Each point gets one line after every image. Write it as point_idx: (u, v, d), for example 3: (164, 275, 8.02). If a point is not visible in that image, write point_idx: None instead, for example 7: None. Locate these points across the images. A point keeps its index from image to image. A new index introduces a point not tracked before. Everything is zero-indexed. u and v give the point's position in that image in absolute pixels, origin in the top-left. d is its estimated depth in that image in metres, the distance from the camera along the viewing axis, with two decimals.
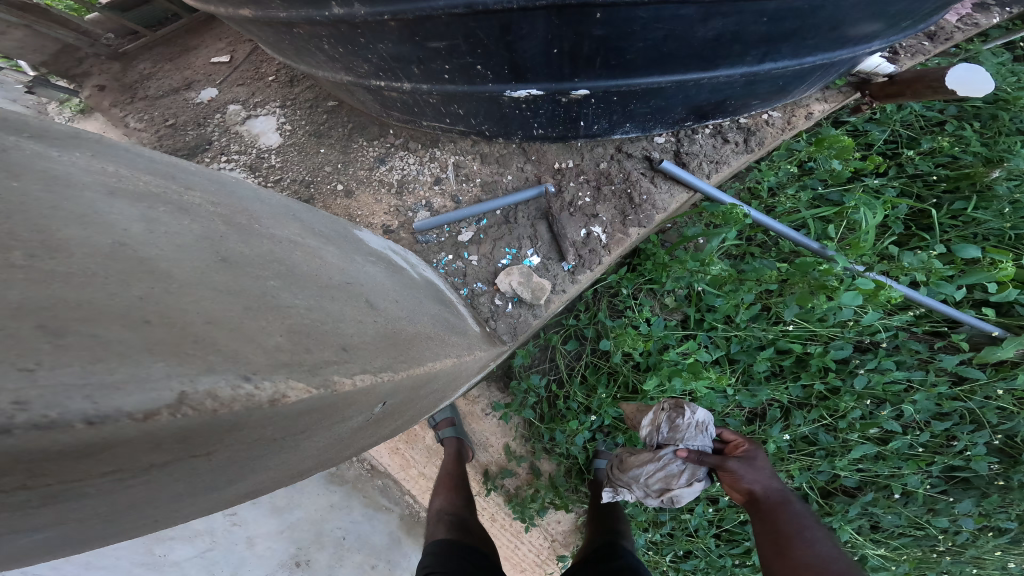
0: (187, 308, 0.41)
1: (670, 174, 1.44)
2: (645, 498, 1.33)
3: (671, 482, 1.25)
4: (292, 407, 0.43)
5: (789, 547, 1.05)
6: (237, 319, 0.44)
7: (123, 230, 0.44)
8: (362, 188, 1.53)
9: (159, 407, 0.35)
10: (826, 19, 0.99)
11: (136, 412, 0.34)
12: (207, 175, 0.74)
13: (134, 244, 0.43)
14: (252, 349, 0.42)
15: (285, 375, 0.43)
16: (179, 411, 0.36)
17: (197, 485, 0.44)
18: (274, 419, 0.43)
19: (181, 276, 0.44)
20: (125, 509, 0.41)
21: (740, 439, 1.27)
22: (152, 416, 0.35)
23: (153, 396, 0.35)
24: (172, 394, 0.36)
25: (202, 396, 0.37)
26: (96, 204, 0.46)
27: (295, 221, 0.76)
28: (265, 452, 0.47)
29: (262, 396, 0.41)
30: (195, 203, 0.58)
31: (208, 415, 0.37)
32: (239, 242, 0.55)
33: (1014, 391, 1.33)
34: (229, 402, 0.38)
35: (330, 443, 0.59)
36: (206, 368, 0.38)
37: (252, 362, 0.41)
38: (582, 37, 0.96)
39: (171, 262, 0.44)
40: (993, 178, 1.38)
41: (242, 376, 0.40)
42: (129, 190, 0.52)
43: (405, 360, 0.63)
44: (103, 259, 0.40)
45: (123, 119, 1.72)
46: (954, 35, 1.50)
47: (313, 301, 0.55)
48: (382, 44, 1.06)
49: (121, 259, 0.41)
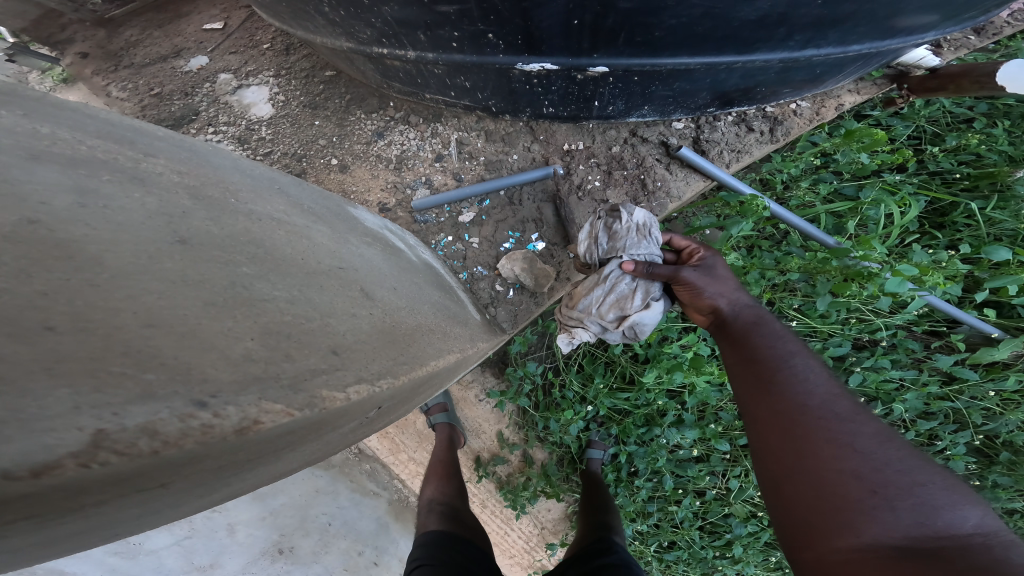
0: (119, 307, 0.36)
1: (688, 161, 1.37)
2: (605, 333, 1.02)
3: (624, 306, 0.98)
4: (267, 433, 0.37)
5: (766, 389, 0.77)
6: (193, 320, 0.38)
7: (42, 202, 0.38)
8: (358, 163, 1.44)
9: (60, 457, 0.29)
10: (886, 4, 0.91)
11: (19, 468, 0.28)
12: (175, 140, 0.66)
13: (50, 222, 0.37)
14: (211, 361, 0.37)
15: (256, 398, 0.37)
16: (93, 460, 0.30)
17: (156, 506, 0.38)
18: (242, 447, 0.37)
19: (115, 263, 0.38)
20: (68, 536, 0.35)
21: (696, 246, 0.99)
22: (51, 470, 0.29)
23: (50, 443, 0.29)
24: (85, 435, 0.30)
25: (132, 434, 0.31)
26: (10, 170, 0.39)
27: (279, 196, 0.68)
28: (236, 471, 0.40)
29: (224, 426, 0.35)
30: (156, 172, 0.51)
31: (146, 457, 0.32)
32: (206, 219, 0.48)
33: (1003, 392, 1.32)
34: (177, 439, 0.33)
35: (319, 448, 0.53)
36: (141, 395, 0.32)
37: (211, 381, 0.36)
38: (607, 9, 0.88)
39: (103, 245, 0.38)
40: (1017, 177, 1.32)
41: (195, 403, 0.34)
42: (63, 154, 0.45)
43: (406, 362, 0.57)
44: (1, 242, 0.34)
45: (105, 88, 1.61)
46: (1003, 31, 1.42)
47: (296, 292, 0.48)
48: (387, 7, 0.96)
49: (27, 242, 0.35)
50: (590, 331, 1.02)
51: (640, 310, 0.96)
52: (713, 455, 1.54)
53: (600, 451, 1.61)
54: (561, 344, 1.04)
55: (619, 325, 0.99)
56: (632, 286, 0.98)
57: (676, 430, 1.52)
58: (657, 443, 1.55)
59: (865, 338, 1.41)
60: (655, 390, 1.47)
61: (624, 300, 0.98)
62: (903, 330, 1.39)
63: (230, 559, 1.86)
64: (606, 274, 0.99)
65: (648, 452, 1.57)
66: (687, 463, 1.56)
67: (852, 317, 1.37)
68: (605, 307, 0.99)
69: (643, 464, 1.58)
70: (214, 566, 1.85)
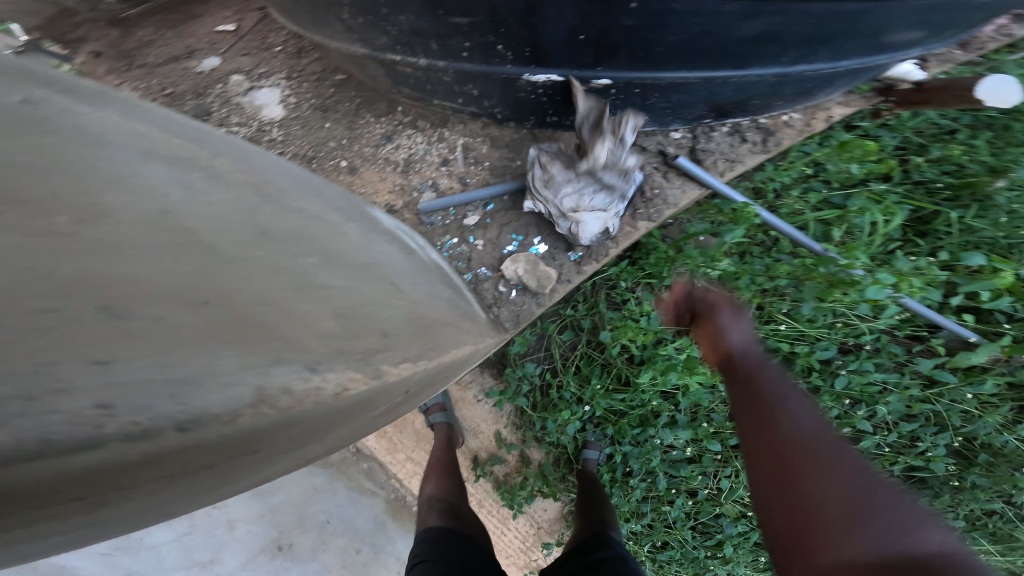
0: (241, 288, 0.44)
1: (684, 170, 1.43)
2: (592, 202, 1.33)
3: (619, 167, 1.29)
4: (352, 399, 0.46)
5: (765, 420, 0.72)
6: (289, 300, 0.46)
7: (166, 195, 0.46)
8: (367, 166, 1.49)
9: (241, 408, 0.40)
10: (873, 24, 0.98)
11: (220, 415, 0.39)
12: (231, 140, 0.70)
13: (177, 212, 0.45)
14: (311, 336, 0.45)
15: (345, 365, 0.45)
16: (260, 409, 0.41)
17: (234, 472, 0.45)
18: (332, 411, 0.45)
19: (225, 247, 0.45)
20: (166, 494, 0.42)
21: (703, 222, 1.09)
22: (235, 417, 0.40)
23: (234, 395, 0.40)
24: (251, 390, 0.41)
25: (277, 391, 0.41)
26: (132, 164, 0.47)
27: (317, 196, 0.73)
28: (304, 443, 0.48)
29: (328, 390, 0.44)
30: (226, 170, 0.56)
31: (285, 412, 0.42)
32: (273, 215, 0.53)
33: (979, 395, 1.40)
34: (302, 398, 0.43)
35: (355, 431, 0.58)
36: (275, 359, 0.42)
37: (313, 351, 0.44)
38: (612, 26, 0.94)
39: (217, 232, 0.46)
40: (995, 188, 1.39)
41: (308, 368, 0.43)
42: (160, 153, 0.51)
43: (435, 348, 0.62)
44: (151, 230, 0.43)
45: (118, 87, 1.65)
46: (986, 45, 1.50)
47: (348, 281, 0.53)
48: (403, 16, 1.02)
49: (169, 229, 0.44)
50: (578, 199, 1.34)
51: (626, 181, 1.32)
52: (705, 456, 1.59)
53: (596, 451, 1.65)
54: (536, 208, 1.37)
55: (616, 168, 1.29)
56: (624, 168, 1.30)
57: (669, 431, 1.57)
58: (651, 443, 1.60)
59: (850, 341, 1.46)
60: (650, 390, 1.52)
61: (614, 171, 1.30)
62: (886, 335, 1.45)
63: (230, 555, 1.89)
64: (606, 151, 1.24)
65: (642, 452, 1.61)
66: (680, 463, 1.61)
67: (837, 321, 1.43)
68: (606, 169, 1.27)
69: (638, 464, 1.63)
70: (213, 562, 1.87)
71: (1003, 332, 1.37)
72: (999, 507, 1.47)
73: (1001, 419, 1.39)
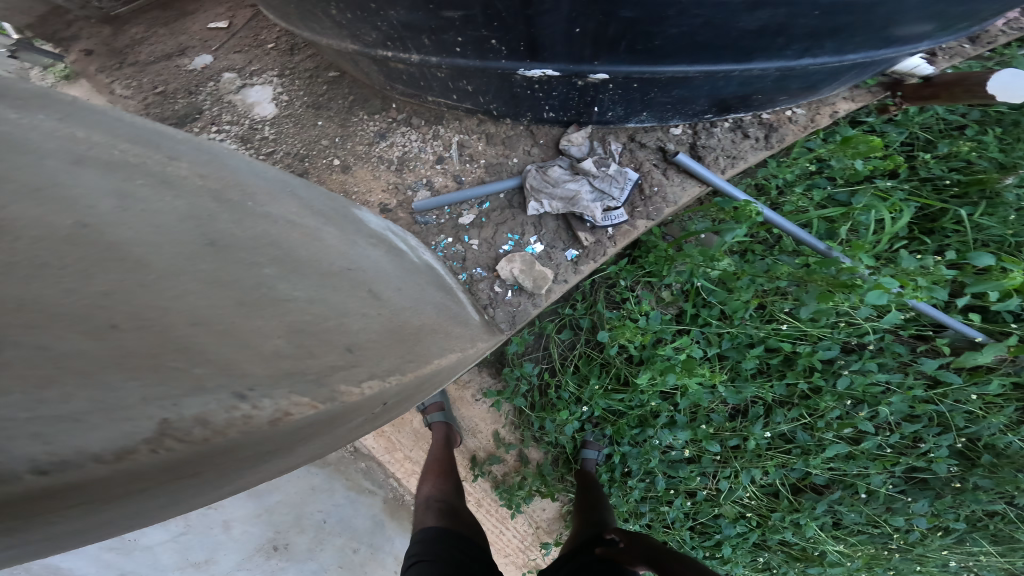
0: (167, 308, 0.41)
1: (684, 167, 1.39)
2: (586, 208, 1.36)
3: (610, 182, 1.38)
4: (296, 424, 0.43)
5: None
6: (229, 318, 0.42)
7: (89, 207, 0.42)
8: (360, 164, 1.46)
9: (136, 443, 0.37)
10: (881, 16, 0.95)
11: (105, 453, 0.36)
12: (195, 143, 0.68)
13: (99, 225, 0.41)
14: (247, 357, 0.41)
15: (287, 391, 0.42)
16: (160, 445, 0.37)
17: (185, 493, 0.42)
18: (274, 437, 0.42)
19: (159, 264, 0.42)
20: (105, 522, 0.39)
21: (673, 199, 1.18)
22: (129, 454, 0.36)
23: (130, 430, 0.36)
24: (153, 423, 0.37)
25: (188, 424, 0.38)
26: (57, 174, 0.42)
27: (292, 198, 0.70)
28: (264, 460, 0.45)
29: (261, 417, 0.41)
30: (180, 175, 0.53)
31: (200, 444, 0.39)
32: (232, 221, 0.49)
33: (985, 395, 1.36)
34: (224, 428, 0.39)
35: (327, 442, 0.55)
36: (194, 388, 0.39)
37: (248, 375, 0.41)
38: (609, 18, 0.90)
39: (148, 248, 0.43)
40: (1005, 185, 1.35)
41: (237, 396, 0.40)
42: (101, 159, 0.47)
43: (412, 360, 0.59)
44: (61, 245, 0.39)
45: (109, 86, 1.62)
46: (997, 40, 1.44)
47: (314, 293, 0.49)
48: (394, 10, 0.98)
49: (85, 244, 0.40)
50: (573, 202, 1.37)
51: (619, 193, 1.38)
52: (705, 456, 1.56)
53: (595, 451, 1.61)
54: (534, 208, 1.38)
55: (608, 175, 1.38)
56: (616, 181, 1.39)
57: (668, 431, 1.54)
58: (650, 444, 1.56)
59: (853, 341, 1.43)
60: (649, 391, 1.48)
61: (606, 186, 1.38)
62: (890, 334, 1.42)
63: (226, 555, 1.87)
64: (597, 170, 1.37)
65: (642, 452, 1.58)
66: (679, 464, 1.58)
67: (841, 321, 1.39)
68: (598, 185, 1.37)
69: (637, 464, 1.60)
70: (209, 562, 1.86)
71: (1009, 332, 1.34)
72: (1003, 509, 1.44)
73: (1006, 420, 1.36)
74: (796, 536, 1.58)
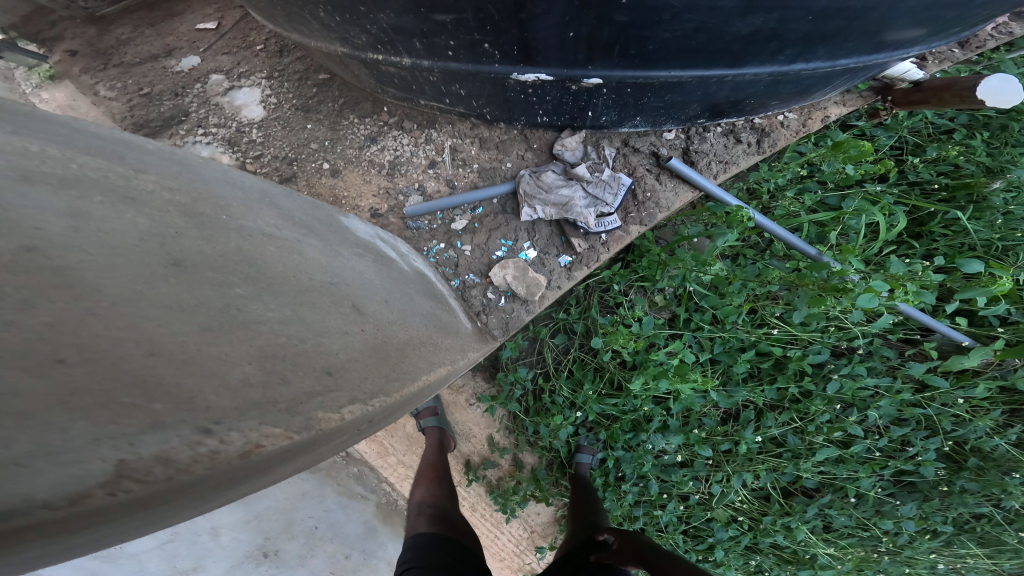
0: (122, 337, 0.38)
1: (676, 172, 1.38)
2: (578, 216, 1.34)
3: (603, 191, 1.36)
4: (269, 454, 0.41)
5: None
6: (194, 346, 0.41)
7: (38, 228, 0.40)
8: (350, 168, 1.44)
9: (90, 487, 0.33)
10: (874, 21, 0.93)
11: (55, 499, 0.32)
12: (166, 154, 0.68)
13: (47, 249, 0.39)
14: (213, 388, 0.40)
15: (257, 423, 0.40)
16: (118, 488, 0.34)
17: (153, 521, 0.40)
18: (245, 469, 0.40)
19: (113, 290, 0.40)
20: (66, 550, 0.36)
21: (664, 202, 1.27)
22: (83, 498, 0.33)
23: (80, 474, 0.33)
24: (108, 465, 0.34)
25: (149, 462, 0.35)
26: (5, 195, 0.41)
27: (270, 209, 0.69)
28: (236, 487, 0.43)
29: (229, 451, 0.38)
30: (147, 190, 0.53)
31: (162, 483, 0.35)
32: (199, 238, 0.50)
33: (971, 400, 1.36)
34: (188, 465, 0.36)
35: (310, 461, 0.54)
36: (150, 425, 0.36)
37: (216, 409, 0.39)
38: (602, 22, 0.89)
39: (101, 271, 0.41)
40: (992, 189, 1.35)
41: (201, 430, 0.38)
42: (55, 176, 0.46)
43: (397, 377, 0.60)
44: (2, 271, 0.36)
45: (93, 87, 1.59)
46: (985, 44, 1.44)
47: (289, 312, 0.51)
48: (383, 14, 0.96)
49: (27, 271, 0.37)
50: (565, 210, 1.35)
51: (613, 202, 1.36)
52: (697, 461, 1.54)
53: (589, 455, 1.59)
54: (526, 213, 1.36)
55: (600, 182, 1.36)
56: (610, 188, 1.36)
57: (661, 435, 1.52)
58: (642, 448, 1.54)
59: (843, 345, 1.42)
60: (643, 396, 1.46)
61: (598, 193, 1.36)
62: (879, 339, 1.42)
63: (214, 562, 1.84)
64: (591, 177, 1.36)
65: (635, 457, 1.55)
66: (671, 468, 1.56)
67: (830, 326, 1.38)
68: (591, 194, 1.36)
69: (630, 468, 1.57)
70: (196, 570, 1.83)
71: (996, 336, 1.34)
72: (990, 512, 1.44)
73: (992, 423, 1.37)
74: (788, 540, 1.56)
